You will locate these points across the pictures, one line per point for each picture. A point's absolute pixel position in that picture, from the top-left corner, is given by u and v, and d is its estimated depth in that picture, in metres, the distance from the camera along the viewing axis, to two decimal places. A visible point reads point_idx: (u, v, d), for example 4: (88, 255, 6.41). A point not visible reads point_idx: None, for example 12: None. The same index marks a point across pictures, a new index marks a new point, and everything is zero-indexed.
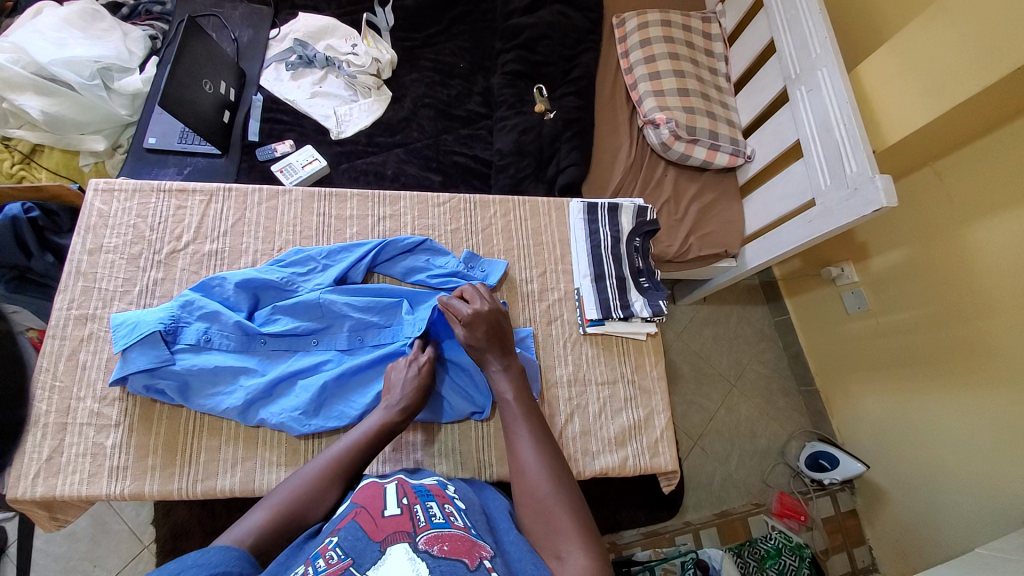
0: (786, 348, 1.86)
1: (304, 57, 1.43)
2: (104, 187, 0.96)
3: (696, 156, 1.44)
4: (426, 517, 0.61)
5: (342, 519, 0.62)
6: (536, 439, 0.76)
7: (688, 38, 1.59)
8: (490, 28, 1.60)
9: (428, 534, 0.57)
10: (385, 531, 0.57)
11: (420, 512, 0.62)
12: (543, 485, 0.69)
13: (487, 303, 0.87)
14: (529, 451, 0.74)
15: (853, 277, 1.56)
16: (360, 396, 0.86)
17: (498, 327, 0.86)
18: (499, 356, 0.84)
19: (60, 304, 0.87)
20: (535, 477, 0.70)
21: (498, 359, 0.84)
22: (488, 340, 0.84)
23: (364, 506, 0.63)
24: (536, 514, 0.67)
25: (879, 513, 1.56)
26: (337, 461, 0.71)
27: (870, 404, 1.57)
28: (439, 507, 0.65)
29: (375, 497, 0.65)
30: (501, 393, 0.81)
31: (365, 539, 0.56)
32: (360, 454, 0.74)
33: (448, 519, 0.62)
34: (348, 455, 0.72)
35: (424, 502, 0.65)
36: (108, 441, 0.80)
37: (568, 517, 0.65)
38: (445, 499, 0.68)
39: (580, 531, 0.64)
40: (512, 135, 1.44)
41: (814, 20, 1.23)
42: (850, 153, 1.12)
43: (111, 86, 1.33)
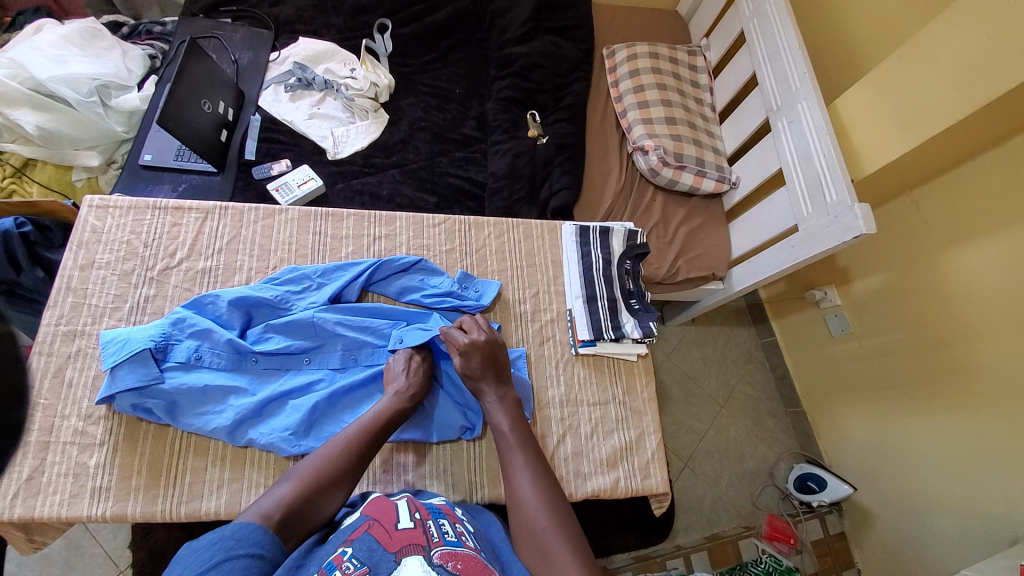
0: (773, 370, 1.88)
1: (303, 80, 1.46)
2: (99, 203, 0.96)
3: (683, 182, 1.49)
4: (439, 534, 0.62)
5: (354, 529, 0.61)
6: (533, 468, 0.76)
7: (675, 69, 1.66)
8: (485, 56, 1.65)
9: (443, 550, 0.59)
10: (400, 544, 0.58)
11: (433, 528, 0.63)
12: (538, 512, 0.70)
13: (484, 333, 0.88)
14: (526, 480, 0.74)
15: (836, 300, 1.60)
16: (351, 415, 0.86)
17: (494, 357, 0.87)
18: (493, 385, 0.85)
19: (48, 320, 0.85)
20: (533, 506, 0.71)
21: (493, 389, 0.85)
22: (483, 370, 0.85)
23: (377, 518, 0.63)
24: (534, 548, 0.67)
25: (867, 536, 1.57)
26: (354, 440, 0.74)
27: (855, 425, 1.59)
28: (450, 525, 0.66)
29: (387, 510, 0.64)
30: (497, 425, 0.81)
31: (380, 550, 0.57)
32: (375, 433, 0.77)
33: (460, 538, 0.63)
34: (363, 434, 0.76)
35: (435, 519, 0.66)
36: (92, 460, 0.79)
37: (564, 548, 0.66)
38: (455, 518, 0.69)
39: (577, 562, 0.64)
40: (506, 158, 1.47)
41: (794, 57, 1.29)
42: (830, 183, 1.17)
43: (108, 102, 1.34)
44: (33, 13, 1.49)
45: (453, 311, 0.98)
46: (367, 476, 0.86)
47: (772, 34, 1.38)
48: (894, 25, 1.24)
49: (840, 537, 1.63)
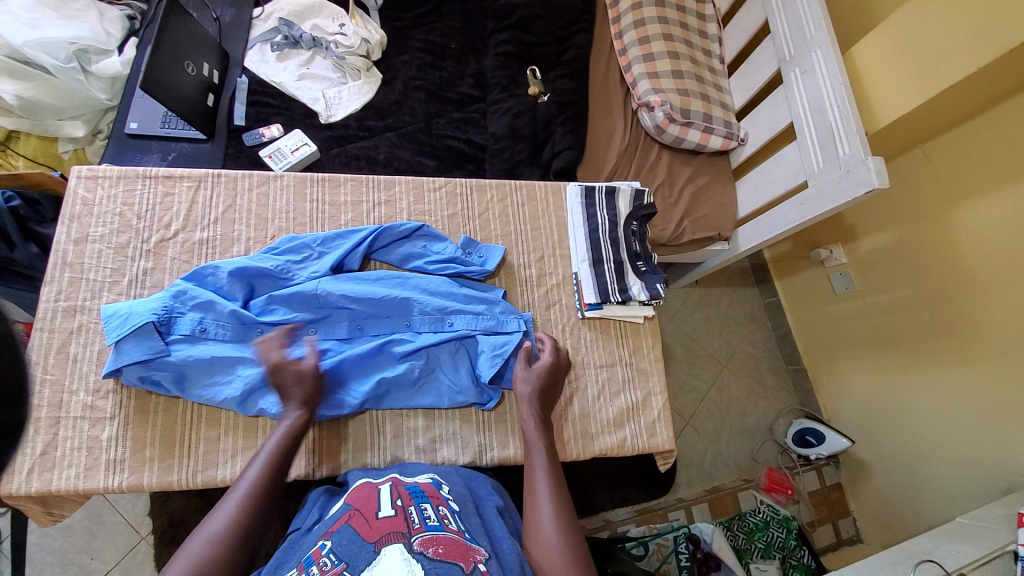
0: (775, 329, 1.89)
1: (290, 38, 1.38)
2: (87, 173, 0.92)
3: (690, 139, 1.44)
4: (420, 520, 0.63)
5: (337, 521, 0.66)
6: (552, 469, 0.75)
7: (683, 18, 1.57)
8: (481, 8, 1.56)
9: (424, 536, 0.59)
10: (380, 533, 0.60)
11: (414, 514, 0.64)
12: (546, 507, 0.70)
13: (559, 358, 0.90)
14: (541, 478, 0.74)
15: (841, 259, 1.59)
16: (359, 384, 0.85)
17: (555, 382, 0.87)
18: (539, 405, 0.83)
19: (46, 297, 0.84)
20: (541, 503, 0.71)
21: (537, 408, 0.83)
22: (539, 387, 0.85)
23: (359, 508, 0.67)
24: (541, 551, 0.65)
25: (862, 485, 1.62)
26: (248, 501, 0.65)
27: (856, 382, 1.61)
28: (433, 509, 0.67)
29: (369, 500, 0.69)
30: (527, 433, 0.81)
31: (359, 541, 0.59)
32: (266, 485, 0.67)
33: (442, 521, 0.63)
34: (257, 493, 0.66)
35: (417, 504, 0.67)
36: (103, 434, 0.79)
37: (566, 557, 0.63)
38: (439, 500, 0.70)
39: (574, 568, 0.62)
40: (507, 117, 1.42)
41: (809, 2, 1.23)
42: (843, 136, 1.14)
43: (88, 68, 1.29)
44: None
45: (458, 277, 0.96)
46: (377, 443, 0.87)
47: None
48: None
49: (835, 486, 1.68)
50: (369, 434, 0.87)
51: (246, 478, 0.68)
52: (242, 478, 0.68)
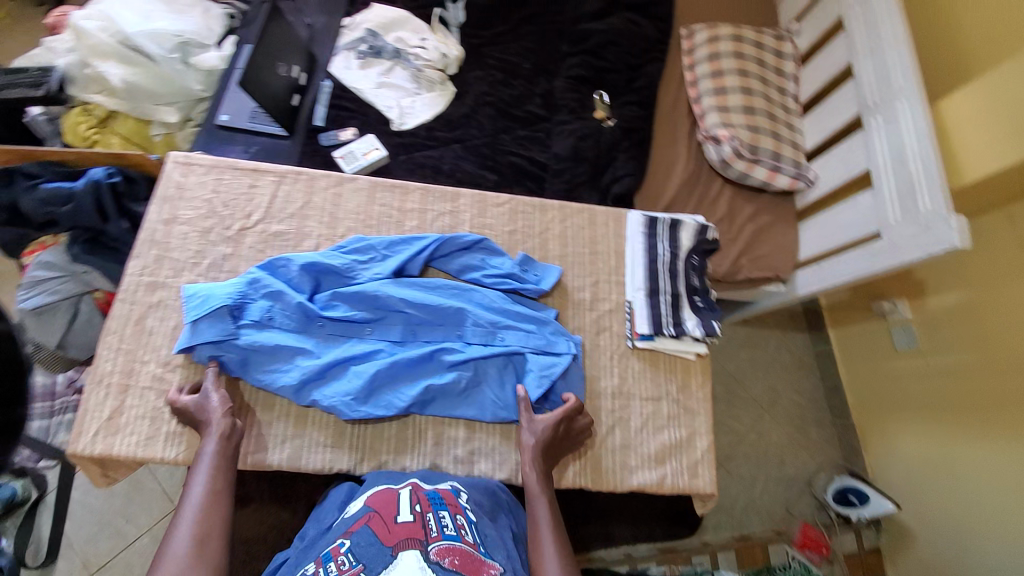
0: (823, 377, 1.79)
1: (374, 47, 1.47)
2: (183, 160, 0.99)
3: (755, 176, 1.41)
4: (437, 528, 0.69)
5: (357, 520, 0.71)
6: (554, 521, 0.78)
7: (759, 55, 1.55)
8: (557, 31, 1.59)
9: (440, 545, 0.66)
10: (398, 538, 0.67)
11: (432, 521, 0.70)
12: (551, 563, 0.73)
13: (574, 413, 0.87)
14: (546, 532, 0.76)
15: (905, 314, 1.50)
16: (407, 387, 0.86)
17: (559, 445, 0.86)
18: (540, 461, 0.83)
19: (132, 271, 0.91)
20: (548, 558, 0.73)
21: (538, 464, 0.83)
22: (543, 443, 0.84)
23: (378, 510, 0.72)
24: None
25: (903, 554, 1.52)
26: (202, 515, 0.72)
27: (908, 444, 1.52)
28: (451, 517, 0.72)
29: (389, 503, 0.73)
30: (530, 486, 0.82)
31: (377, 544, 0.66)
32: (215, 496, 0.74)
33: (459, 532, 0.70)
34: (207, 501, 0.73)
35: (436, 511, 0.72)
36: (167, 406, 0.84)
37: None
38: (457, 509, 0.75)
39: None
40: (570, 139, 1.44)
41: (898, 51, 1.20)
42: (923, 188, 1.10)
43: (188, 60, 1.39)
44: None
45: (511, 293, 0.97)
46: (417, 447, 0.88)
47: (876, 22, 1.28)
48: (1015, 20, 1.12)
49: (873, 550, 1.58)
50: (411, 437, 0.88)
51: (192, 497, 0.74)
52: (189, 490, 0.74)
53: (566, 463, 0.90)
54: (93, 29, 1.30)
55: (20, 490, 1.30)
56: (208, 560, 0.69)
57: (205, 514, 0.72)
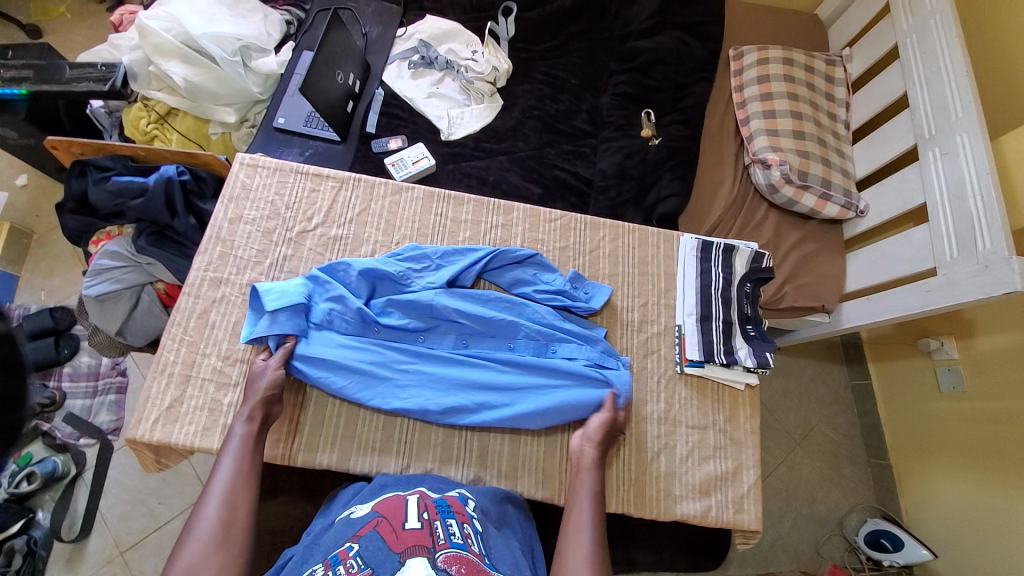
0: (861, 415, 1.74)
1: (426, 58, 1.48)
2: (249, 161, 1.02)
3: (804, 203, 1.39)
4: (445, 536, 0.63)
5: (364, 525, 0.65)
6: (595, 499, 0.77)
7: (810, 79, 1.53)
8: (605, 48, 1.59)
9: (448, 553, 0.60)
10: (406, 544, 0.60)
11: (439, 529, 0.64)
12: (582, 533, 0.72)
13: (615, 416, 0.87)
14: (585, 506, 0.76)
15: (953, 353, 1.45)
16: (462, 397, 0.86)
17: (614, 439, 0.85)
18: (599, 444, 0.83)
19: (197, 265, 0.93)
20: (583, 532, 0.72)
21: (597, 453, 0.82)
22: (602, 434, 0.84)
23: (386, 516, 0.66)
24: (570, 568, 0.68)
25: None
26: (230, 495, 0.71)
27: (949, 491, 1.46)
28: (458, 526, 0.67)
29: (396, 510, 0.68)
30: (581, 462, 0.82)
31: (385, 550, 0.59)
32: (244, 477, 0.74)
33: (466, 541, 0.64)
34: (235, 481, 0.73)
35: (443, 519, 0.67)
36: (224, 399, 0.85)
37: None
38: (463, 518, 0.70)
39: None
40: (617, 156, 1.44)
41: (959, 83, 1.17)
42: (984, 228, 1.06)
43: (248, 64, 1.42)
44: None
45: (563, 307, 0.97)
46: (461, 462, 0.87)
47: (935, 54, 1.25)
48: None
49: None
50: (455, 451, 0.88)
51: (220, 476, 0.73)
52: (215, 474, 0.73)
53: (611, 488, 0.88)
54: (158, 29, 1.32)
55: (61, 465, 1.33)
56: (233, 544, 0.68)
57: (230, 498, 0.71)
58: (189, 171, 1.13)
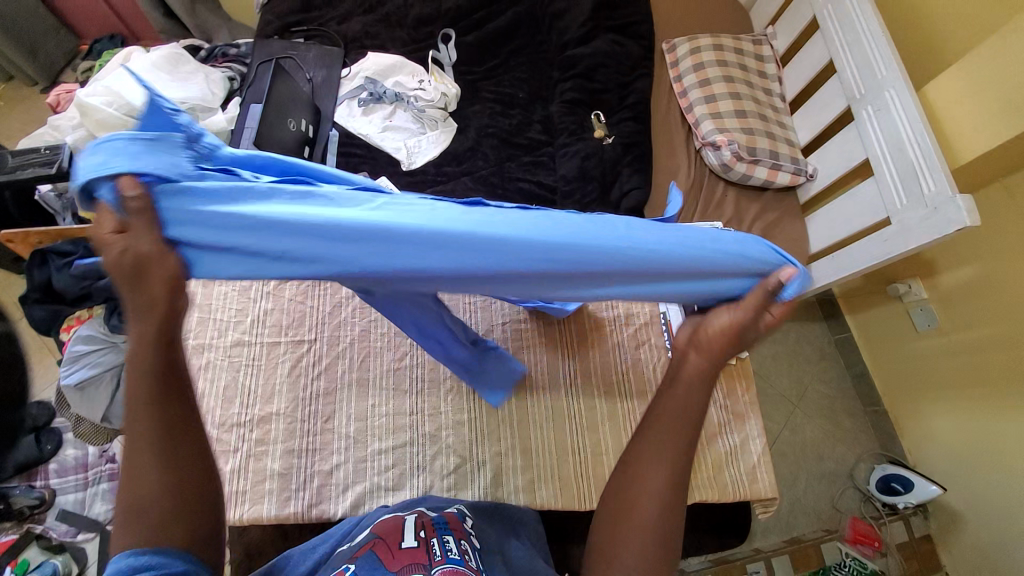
0: (848, 367, 1.80)
1: (375, 94, 1.51)
2: None
3: (757, 176, 1.46)
4: (442, 551, 0.61)
5: (360, 546, 0.64)
6: (695, 405, 0.58)
7: (741, 60, 1.61)
8: (546, 59, 1.65)
9: (444, 569, 0.57)
10: (401, 561, 0.59)
11: (436, 545, 0.63)
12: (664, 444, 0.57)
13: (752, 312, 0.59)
14: (682, 410, 0.58)
15: (921, 294, 1.53)
16: (490, 253, 0.53)
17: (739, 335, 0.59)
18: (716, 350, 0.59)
19: (177, 335, 0.92)
20: (663, 444, 0.57)
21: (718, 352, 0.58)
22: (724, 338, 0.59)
23: (383, 536, 0.66)
24: (640, 485, 0.56)
25: (955, 537, 1.51)
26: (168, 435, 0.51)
27: (944, 424, 1.53)
28: (455, 542, 0.65)
29: (395, 529, 0.67)
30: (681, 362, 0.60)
31: (380, 568, 0.58)
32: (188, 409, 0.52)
33: (463, 556, 0.62)
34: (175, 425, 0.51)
35: (440, 535, 0.66)
36: (227, 467, 0.83)
37: (657, 503, 0.55)
38: (461, 533, 0.68)
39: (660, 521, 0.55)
40: (576, 160, 1.48)
41: (877, 44, 1.25)
42: (926, 172, 1.13)
43: (197, 124, 1.40)
44: (108, 39, 1.85)
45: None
46: (476, 486, 0.89)
47: (851, 20, 1.33)
48: (983, 7, 1.18)
49: (924, 538, 1.57)
50: (469, 476, 0.90)
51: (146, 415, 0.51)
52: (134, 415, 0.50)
53: None
54: (99, 104, 1.31)
55: (61, 567, 1.27)
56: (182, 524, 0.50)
57: (170, 454, 0.51)
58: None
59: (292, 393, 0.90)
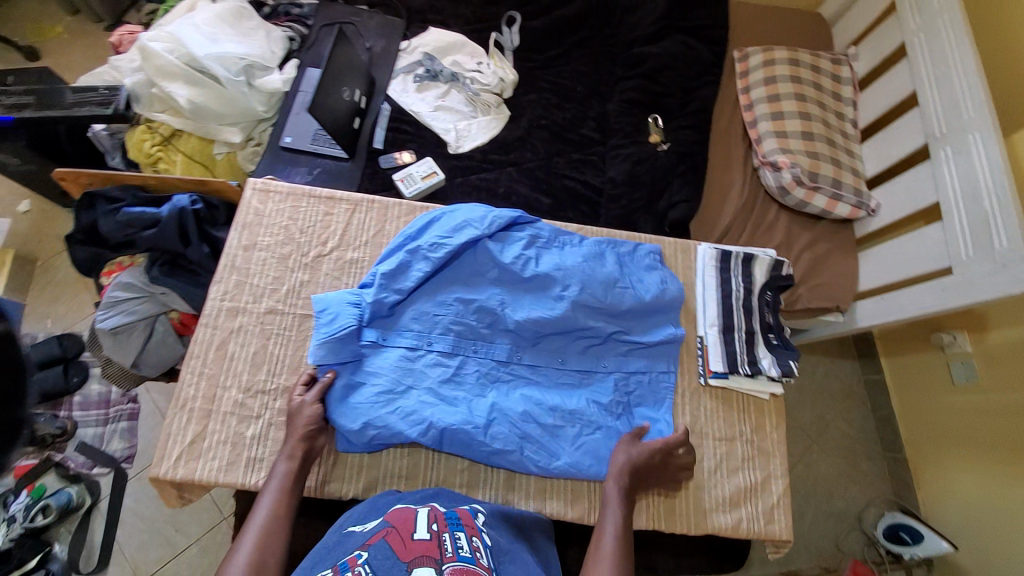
0: (875, 410, 1.73)
1: (431, 71, 1.49)
2: (262, 187, 1.01)
3: (815, 204, 1.38)
4: (453, 549, 0.61)
5: (374, 534, 0.64)
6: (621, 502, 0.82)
7: (816, 79, 1.52)
8: (610, 54, 1.58)
9: (455, 568, 0.58)
10: (413, 554, 0.58)
11: (448, 542, 0.63)
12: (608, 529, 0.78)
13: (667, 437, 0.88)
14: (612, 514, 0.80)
15: (965, 347, 1.44)
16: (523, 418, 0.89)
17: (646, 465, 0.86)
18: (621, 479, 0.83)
19: (214, 295, 0.92)
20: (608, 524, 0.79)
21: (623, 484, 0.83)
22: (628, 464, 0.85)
23: (396, 526, 0.65)
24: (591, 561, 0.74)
25: None
26: (271, 520, 0.72)
27: (966, 483, 1.45)
28: (467, 539, 0.65)
29: (407, 520, 0.66)
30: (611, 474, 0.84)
31: (394, 559, 0.58)
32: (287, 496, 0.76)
33: (474, 555, 0.62)
34: (275, 513, 0.73)
35: (452, 531, 0.65)
36: (249, 431, 0.85)
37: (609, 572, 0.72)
38: (473, 531, 0.68)
39: None
40: (626, 163, 1.43)
41: (969, 82, 1.16)
42: (1001, 227, 1.06)
43: (253, 83, 1.42)
44: None
45: (608, 283, 0.97)
46: (488, 485, 0.89)
47: (944, 53, 1.24)
48: None
49: None
50: (482, 476, 0.90)
51: (265, 502, 0.74)
52: (258, 506, 0.74)
53: (640, 504, 0.90)
54: (161, 50, 1.32)
55: (76, 496, 1.33)
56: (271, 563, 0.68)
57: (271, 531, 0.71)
58: (202, 199, 1.12)
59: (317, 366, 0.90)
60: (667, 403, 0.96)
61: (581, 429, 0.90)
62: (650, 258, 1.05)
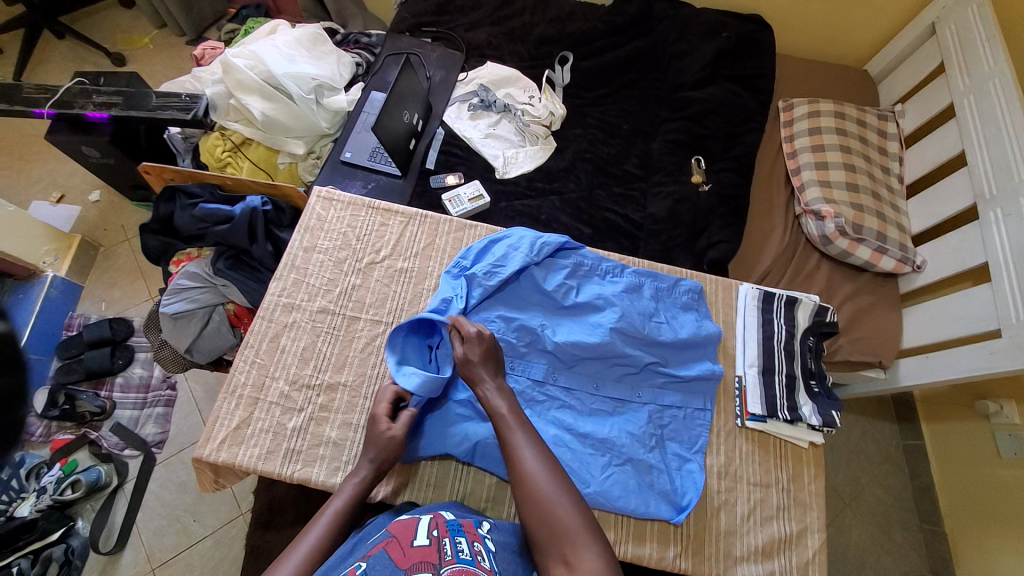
0: (912, 476, 1.64)
1: (485, 101, 1.57)
2: (325, 195, 1.08)
3: (859, 256, 1.37)
4: (453, 552, 0.62)
5: (374, 545, 0.64)
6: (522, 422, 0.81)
7: (862, 132, 1.53)
8: (657, 96, 1.64)
9: (453, 569, 0.59)
10: (412, 560, 0.59)
11: (448, 546, 0.63)
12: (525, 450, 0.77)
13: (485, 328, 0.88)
14: (526, 446, 0.77)
15: (1013, 419, 1.37)
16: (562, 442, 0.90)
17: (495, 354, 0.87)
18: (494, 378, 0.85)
19: (273, 290, 0.97)
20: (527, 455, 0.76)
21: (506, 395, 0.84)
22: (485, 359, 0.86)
23: (396, 535, 0.65)
24: (533, 488, 0.72)
25: None
26: (330, 531, 0.74)
27: (1009, 566, 1.35)
28: (467, 543, 0.66)
29: (408, 528, 0.66)
30: (496, 407, 0.82)
31: (393, 567, 0.58)
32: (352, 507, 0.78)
33: (474, 557, 0.63)
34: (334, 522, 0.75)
35: (452, 537, 0.66)
36: (291, 423, 0.88)
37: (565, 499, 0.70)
38: (474, 537, 0.68)
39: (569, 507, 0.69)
40: (667, 201, 1.46)
41: (1022, 146, 1.16)
42: None
43: (321, 101, 1.51)
44: (255, 8, 2.02)
45: (644, 316, 1.00)
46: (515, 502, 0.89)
47: (995, 116, 1.24)
48: None
49: None
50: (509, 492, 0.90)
51: (329, 509, 0.77)
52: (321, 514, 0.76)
53: (668, 543, 0.88)
54: (243, 66, 1.44)
55: (104, 475, 1.38)
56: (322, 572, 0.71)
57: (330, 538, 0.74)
58: (271, 201, 1.20)
59: (361, 368, 0.93)
60: (701, 439, 0.95)
61: (617, 458, 0.89)
62: (688, 296, 1.05)
